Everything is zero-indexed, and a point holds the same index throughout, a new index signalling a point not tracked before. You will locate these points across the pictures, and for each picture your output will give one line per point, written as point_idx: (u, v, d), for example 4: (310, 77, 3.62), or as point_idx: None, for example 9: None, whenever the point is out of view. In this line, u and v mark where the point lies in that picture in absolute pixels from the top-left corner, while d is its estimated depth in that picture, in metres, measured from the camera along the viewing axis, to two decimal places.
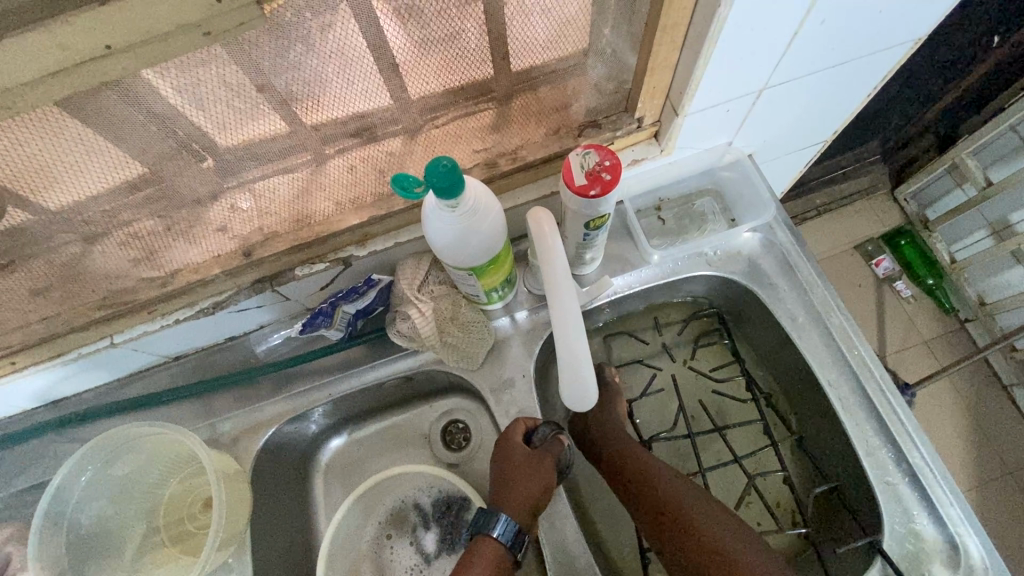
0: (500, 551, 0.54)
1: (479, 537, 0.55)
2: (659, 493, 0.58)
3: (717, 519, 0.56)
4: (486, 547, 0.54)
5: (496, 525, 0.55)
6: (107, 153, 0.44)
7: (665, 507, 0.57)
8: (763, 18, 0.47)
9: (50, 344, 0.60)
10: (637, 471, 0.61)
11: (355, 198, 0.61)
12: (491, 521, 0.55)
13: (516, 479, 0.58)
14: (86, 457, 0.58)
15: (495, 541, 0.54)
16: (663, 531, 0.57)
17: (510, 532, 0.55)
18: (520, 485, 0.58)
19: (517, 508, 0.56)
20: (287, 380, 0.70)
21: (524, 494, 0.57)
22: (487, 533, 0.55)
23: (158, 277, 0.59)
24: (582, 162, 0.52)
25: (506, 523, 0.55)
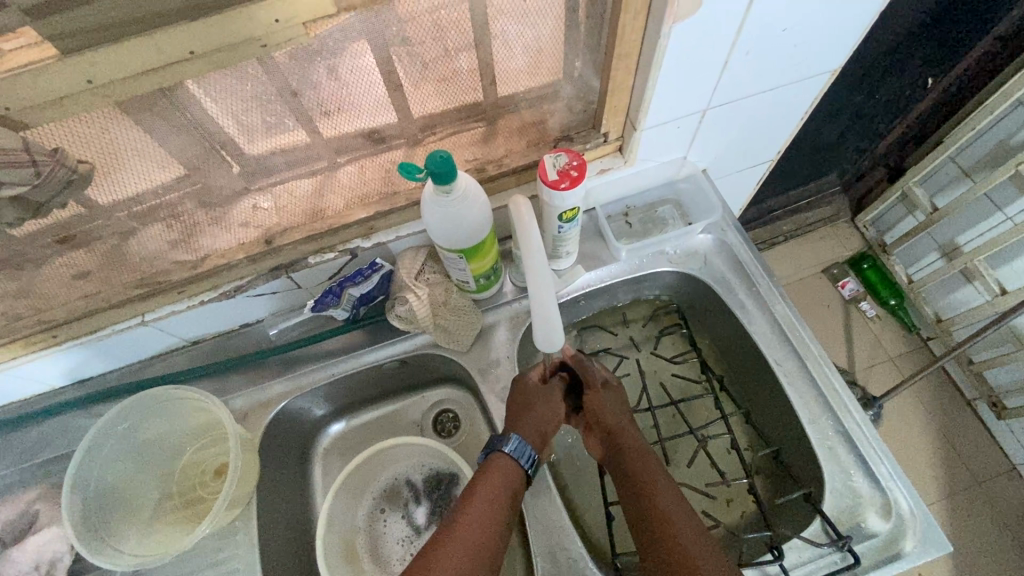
0: (514, 465, 0.63)
1: (494, 453, 0.64)
2: (651, 500, 0.59)
3: (694, 538, 0.55)
4: (501, 461, 0.63)
5: (510, 444, 0.64)
6: (158, 150, 0.53)
7: (653, 514, 0.58)
8: (696, 49, 0.60)
9: (89, 320, 0.68)
10: (638, 471, 0.62)
11: (363, 196, 0.71)
12: (506, 440, 0.64)
13: (528, 408, 0.67)
14: (114, 421, 0.66)
15: (508, 456, 0.63)
16: (642, 534, 0.58)
17: (522, 449, 0.64)
18: (531, 416, 0.66)
19: (529, 432, 0.65)
20: (295, 362, 0.78)
21: (536, 422, 0.66)
22: (502, 449, 0.64)
23: (190, 260, 0.68)
24: (554, 162, 0.63)
25: (519, 442, 0.64)
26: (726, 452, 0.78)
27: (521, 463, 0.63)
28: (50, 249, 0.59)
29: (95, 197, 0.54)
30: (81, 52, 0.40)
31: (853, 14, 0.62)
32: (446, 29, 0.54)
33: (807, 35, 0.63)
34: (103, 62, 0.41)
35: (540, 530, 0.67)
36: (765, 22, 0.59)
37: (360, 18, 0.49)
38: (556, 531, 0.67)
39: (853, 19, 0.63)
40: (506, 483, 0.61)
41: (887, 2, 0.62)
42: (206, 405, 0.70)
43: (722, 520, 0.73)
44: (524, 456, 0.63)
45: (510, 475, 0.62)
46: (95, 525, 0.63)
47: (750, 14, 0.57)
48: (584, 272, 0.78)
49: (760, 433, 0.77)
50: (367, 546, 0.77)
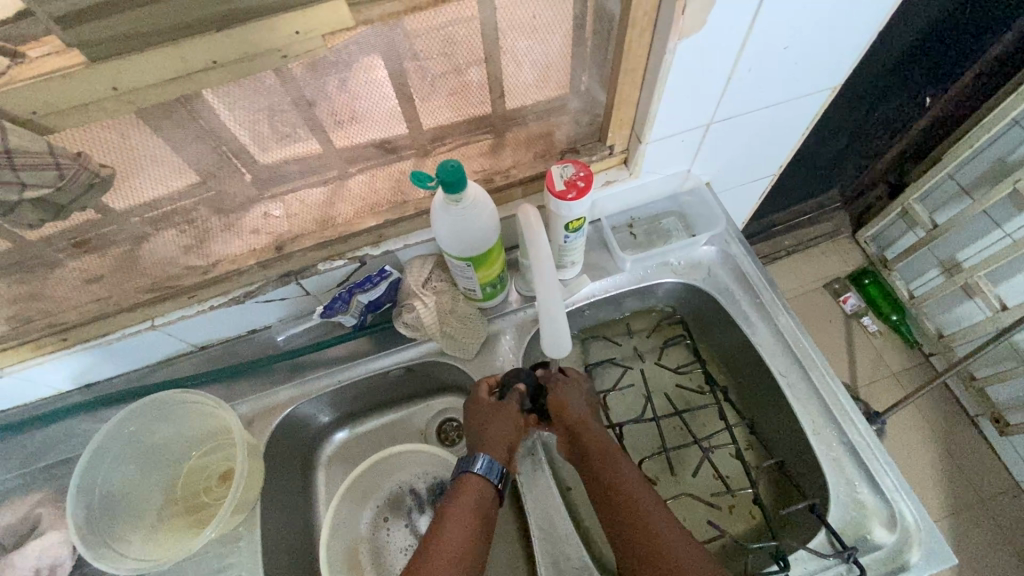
0: (484, 483, 0.63)
1: (464, 475, 0.64)
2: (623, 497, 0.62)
3: (669, 529, 0.59)
4: (470, 482, 0.63)
5: (478, 464, 0.64)
6: (174, 158, 0.54)
7: (626, 511, 0.61)
8: (700, 65, 0.61)
9: (99, 324, 0.69)
10: (604, 469, 0.64)
11: (373, 205, 0.72)
12: (473, 461, 0.64)
13: (490, 425, 0.67)
14: (122, 423, 0.66)
15: (477, 475, 0.64)
16: (617, 531, 0.61)
17: (490, 467, 0.64)
18: (490, 429, 0.67)
19: (494, 449, 0.65)
20: (301, 368, 0.78)
21: (498, 436, 0.66)
22: (471, 471, 0.64)
23: (201, 265, 0.69)
24: (561, 173, 0.64)
25: (487, 461, 0.64)
26: (731, 462, 0.78)
27: (491, 480, 0.64)
28: (66, 252, 0.60)
29: (112, 203, 0.56)
30: (108, 60, 0.41)
31: (851, 33, 0.64)
32: (458, 43, 0.56)
33: (807, 53, 0.65)
34: (130, 70, 0.42)
35: (545, 539, 0.67)
36: (766, 39, 0.61)
37: (375, 32, 0.51)
38: (561, 540, 0.67)
39: (851, 37, 0.65)
40: (478, 504, 0.62)
41: (884, 23, 0.64)
42: (214, 411, 0.70)
43: (727, 529, 0.73)
44: (494, 473, 0.64)
45: (481, 496, 0.62)
46: (100, 528, 0.63)
47: (752, 32, 0.59)
48: (588, 282, 0.79)
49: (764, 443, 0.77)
50: (370, 556, 0.76)
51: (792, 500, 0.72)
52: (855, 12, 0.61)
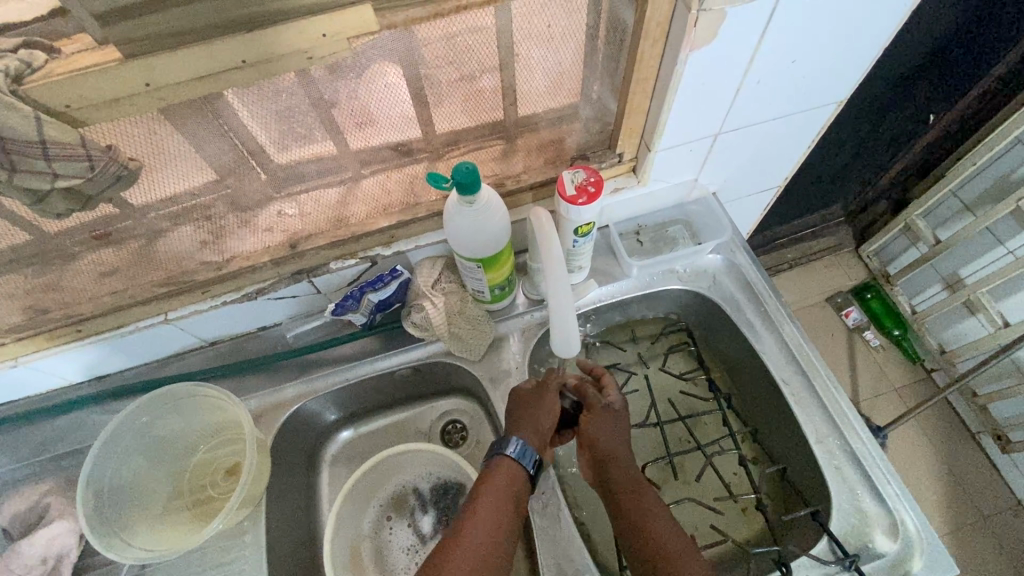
0: (518, 468, 0.64)
1: (497, 458, 0.65)
2: (651, 538, 0.61)
3: (694, 574, 0.58)
4: (505, 465, 0.64)
5: (513, 448, 0.64)
6: (194, 156, 0.56)
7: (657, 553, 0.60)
8: (711, 76, 0.63)
9: (113, 317, 0.70)
10: (634, 507, 0.63)
11: (385, 206, 0.73)
12: (508, 444, 0.65)
13: (528, 414, 0.68)
14: (133, 415, 0.67)
15: (511, 459, 0.64)
16: (642, 571, 0.59)
17: (523, 452, 0.64)
18: (529, 418, 0.67)
19: (530, 435, 0.66)
20: (309, 365, 0.79)
21: (538, 426, 0.67)
22: (504, 454, 0.65)
23: (216, 261, 0.70)
24: (572, 178, 0.65)
25: (521, 446, 0.64)
26: (733, 467, 0.79)
27: (525, 466, 0.64)
28: (86, 244, 0.62)
29: (131, 198, 0.57)
30: (141, 57, 0.43)
31: (859, 49, 0.66)
32: (474, 50, 0.58)
33: (815, 67, 0.67)
34: (162, 67, 0.44)
35: (547, 540, 0.68)
36: (776, 52, 0.62)
37: (395, 38, 0.52)
38: (564, 541, 0.67)
39: (858, 53, 0.67)
40: (509, 486, 0.62)
41: (890, 39, 0.66)
42: (225, 403, 0.71)
43: (729, 533, 0.74)
44: (528, 461, 0.64)
45: (513, 479, 0.63)
46: (108, 517, 0.64)
47: (762, 45, 0.61)
48: (595, 287, 0.80)
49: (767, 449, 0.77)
50: (373, 554, 0.77)
51: (794, 505, 0.73)
52: (863, 28, 0.63)
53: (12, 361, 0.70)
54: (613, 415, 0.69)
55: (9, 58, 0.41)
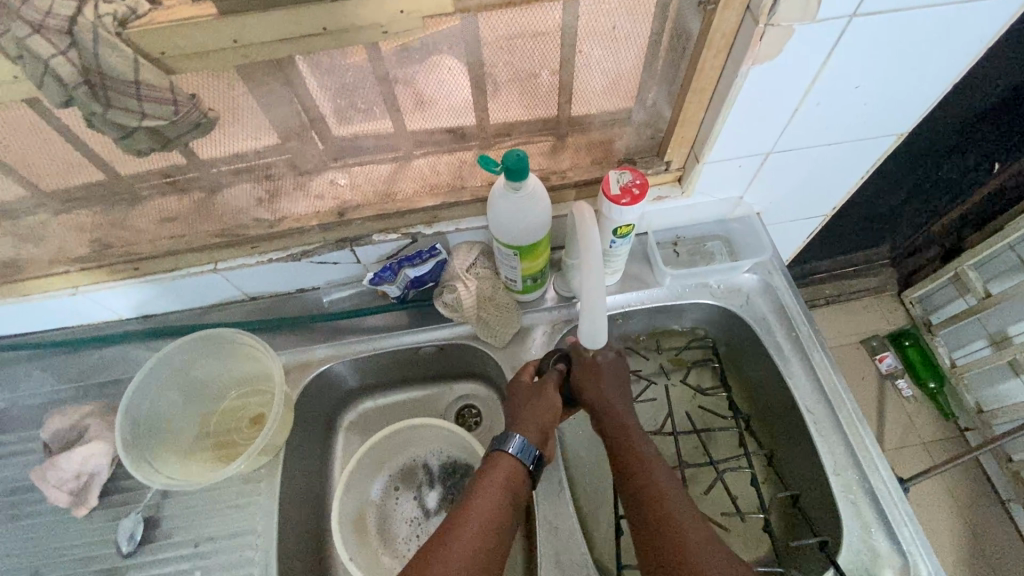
0: (518, 463, 0.64)
1: (496, 452, 0.65)
2: (645, 481, 0.62)
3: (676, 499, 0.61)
4: (505, 459, 0.64)
5: (513, 443, 0.65)
6: (260, 115, 0.59)
7: (647, 493, 0.62)
8: (770, 93, 0.63)
9: (167, 260, 0.74)
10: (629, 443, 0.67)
11: (433, 186, 0.75)
12: (508, 439, 0.65)
13: (527, 408, 0.69)
14: (178, 350, 0.71)
15: (512, 455, 0.64)
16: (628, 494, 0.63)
17: (525, 448, 0.65)
18: (530, 411, 0.68)
19: (531, 429, 0.67)
20: (341, 331, 0.82)
21: (536, 418, 0.68)
22: (505, 449, 0.65)
23: (269, 220, 0.73)
24: (618, 178, 0.66)
25: (523, 441, 0.65)
26: (745, 485, 0.78)
27: (526, 462, 0.64)
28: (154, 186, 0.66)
29: (202, 149, 0.61)
30: (235, 14, 0.46)
31: (929, 80, 0.65)
32: (539, 42, 0.59)
33: (879, 95, 0.66)
34: (251, 26, 0.47)
35: (549, 534, 0.68)
36: (841, 75, 0.62)
37: (465, 21, 0.54)
38: (564, 538, 0.68)
39: (927, 85, 0.66)
40: (507, 482, 0.62)
41: (962, 74, 0.64)
42: (261, 357, 0.74)
43: (733, 546, 0.74)
44: (530, 455, 0.65)
45: (514, 474, 0.63)
46: (142, 443, 0.68)
47: (826, 68, 0.61)
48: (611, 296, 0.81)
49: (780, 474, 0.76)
50: (377, 520, 0.79)
51: (800, 532, 0.72)
52: (933, 60, 0.62)
53: (73, 288, 0.75)
54: (611, 369, 0.73)
55: (120, 3, 0.45)
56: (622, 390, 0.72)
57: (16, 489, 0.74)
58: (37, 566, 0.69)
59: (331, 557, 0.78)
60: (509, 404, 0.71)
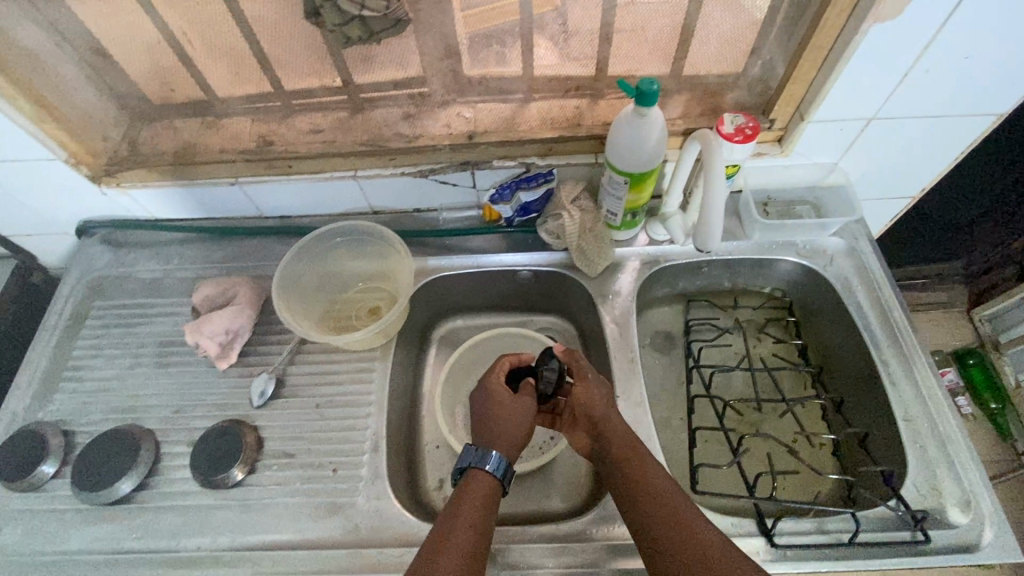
0: (493, 480, 0.65)
1: (472, 470, 0.66)
2: (648, 486, 0.63)
3: (682, 501, 0.62)
4: (481, 476, 0.65)
5: (490, 462, 0.66)
6: (429, 24, 0.73)
7: (658, 504, 0.62)
8: (884, 53, 0.69)
9: (316, 162, 0.85)
10: (629, 453, 0.67)
11: (554, 122, 0.84)
12: (486, 459, 0.66)
13: (502, 420, 0.70)
14: (324, 236, 0.84)
15: (489, 474, 0.65)
16: (636, 501, 0.63)
17: (501, 466, 0.66)
18: (506, 423, 0.69)
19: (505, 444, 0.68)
20: (450, 247, 0.92)
21: (505, 428, 0.69)
22: (481, 467, 0.66)
23: (409, 134, 0.84)
24: (733, 119, 0.72)
25: (499, 459, 0.66)
26: (813, 421, 0.82)
27: (499, 479, 0.66)
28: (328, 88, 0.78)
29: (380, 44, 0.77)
30: None
31: None
32: None
33: (987, 69, 0.70)
34: None
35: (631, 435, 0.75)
36: (954, 43, 0.67)
37: None
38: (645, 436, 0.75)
39: None
40: (485, 499, 0.64)
41: None
42: (387, 254, 0.86)
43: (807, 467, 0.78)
44: (504, 471, 0.66)
45: (491, 490, 0.65)
46: (288, 304, 0.80)
47: (941, 33, 0.66)
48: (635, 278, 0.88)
49: (847, 416, 0.80)
50: (465, 416, 0.88)
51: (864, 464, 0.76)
52: None
53: (233, 179, 0.87)
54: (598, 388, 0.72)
55: None
56: (612, 404, 0.71)
57: (165, 343, 0.85)
58: (179, 407, 0.80)
59: (417, 446, 0.86)
60: (484, 415, 0.71)
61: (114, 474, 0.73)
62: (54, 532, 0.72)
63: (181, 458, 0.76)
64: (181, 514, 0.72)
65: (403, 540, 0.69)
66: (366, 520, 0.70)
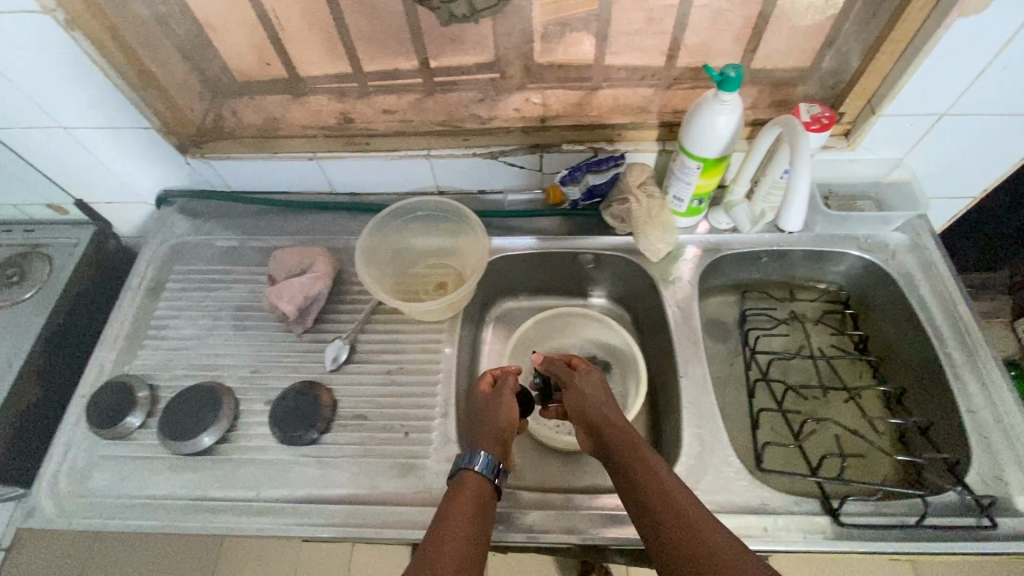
0: (483, 478, 0.63)
1: (462, 471, 0.64)
2: (644, 473, 0.58)
3: (682, 488, 0.56)
4: (469, 476, 0.63)
5: (476, 460, 0.64)
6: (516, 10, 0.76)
7: (655, 492, 0.56)
8: (963, 49, 0.70)
9: (393, 140, 0.89)
10: (625, 441, 0.63)
11: (625, 109, 0.87)
12: (472, 457, 0.65)
13: (489, 419, 0.71)
14: (399, 209, 0.87)
15: (477, 473, 0.63)
16: (632, 490, 0.58)
17: (490, 464, 0.64)
18: (491, 423, 0.71)
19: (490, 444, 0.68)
20: (513, 228, 0.95)
21: (492, 430, 0.69)
22: (470, 467, 0.64)
23: (484, 116, 0.87)
24: (808, 109, 0.74)
25: (486, 457, 0.64)
26: (870, 411, 0.83)
27: (488, 477, 0.63)
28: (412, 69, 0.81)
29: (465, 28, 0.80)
30: None
31: None
32: None
33: None
34: None
35: (693, 414, 0.77)
36: None
37: None
38: (707, 415, 0.77)
39: None
40: (475, 497, 0.61)
41: None
42: (455, 231, 0.90)
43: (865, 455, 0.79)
44: (493, 469, 0.64)
45: (481, 488, 0.62)
46: (367, 272, 0.83)
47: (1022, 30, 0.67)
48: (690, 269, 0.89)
49: (905, 407, 0.81)
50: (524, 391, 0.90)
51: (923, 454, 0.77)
52: None
53: (311, 153, 0.90)
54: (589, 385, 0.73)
55: None
56: (607, 399, 0.70)
57: (242, 307, 0.89)
58: (256, 367, 0.83)
59: None
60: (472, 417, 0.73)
61: (199, 426, 0.77)
62: (141, 477, 0.76)
63: (258, 415, 0.80)
64: (261, 467, 0.76)
65: None
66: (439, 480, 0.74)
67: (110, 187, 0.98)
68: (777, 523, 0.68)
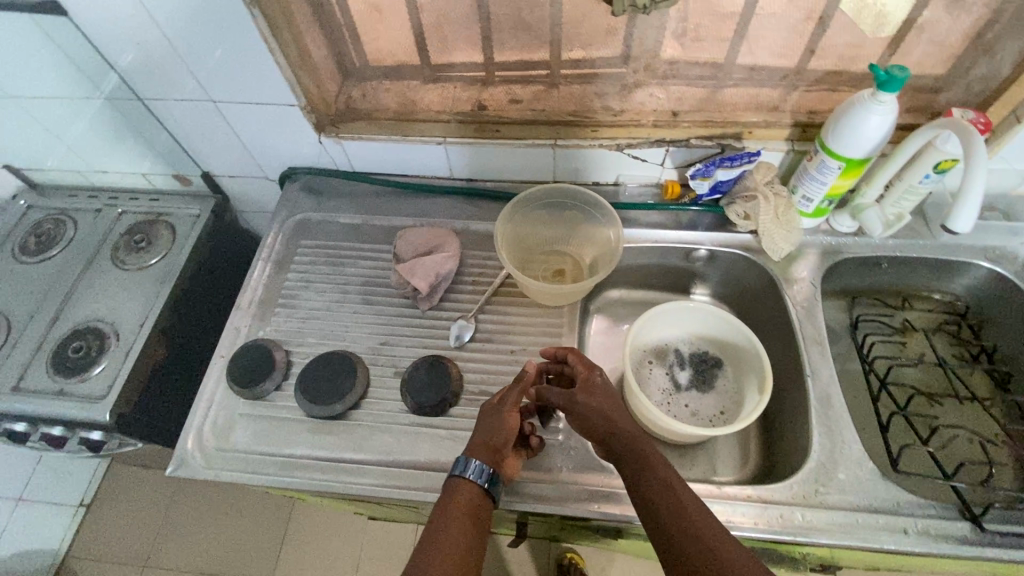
0: (473, 485, 0.64)
1: (452, 479, 0.65)
2: (666, 493, 0.59)
3: (703, 513, 0.57)
4: (463, 486, 0.64)
5: (466, 470, 0.65)
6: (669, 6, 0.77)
7: (676, 513, 0.58)
8: None
9: (520, 128, 0.90)
10: (641, 455, 0.63)
11: (757, 107, 0.87)
12: (462, 466, 0.65)
13: (487, 425, 0.70)
14: (532, 195, 0.89)
15: (470, 481, 0.64)
16: (655, 509, 0.59)
17: (481, 473, 0.65)
18: (487, 429, 0.69)
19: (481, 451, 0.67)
20: (629, 220, 0.96)
21: (486, 436, 0.68)
22: (462, 476, 0.65)
23: (614, 108, 0.89)
24: (962, 114, 0.73)
25: (478, 466, 0.65)
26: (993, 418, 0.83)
27: (479, 483, 0.64)
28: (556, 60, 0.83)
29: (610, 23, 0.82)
30: None
31: None
32: None
33: None
34: None
35: (822, 413, 0.78)
36: None
37: None
38: (837, 414, 0.77)
39: None
40: (468, 508, 0.63)
41: None
42: (577, 221, 0.92)
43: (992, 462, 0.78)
44: (483, 476, 0.65)
45: (474, 496, 0.64)
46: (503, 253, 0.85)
47: None
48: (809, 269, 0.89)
49: None
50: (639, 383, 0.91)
51: None
52: None
53: (440, 138, 0.92)
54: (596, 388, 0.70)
55: None
56: (620, 407, 0.68)
57: (368, 281, 0.93)
58: (385, 339, 0.86)
59: None
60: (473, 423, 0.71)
61: (335, 392, 0.80)
62: (277, 436, 0.79)
63: (388, 385, 0.83)
64: (394, 435, 0.78)
65: (607, 482, 0.74)
66: (569, 460, 0.76)
67: (239, 161, 1.03)
68: (917, 525, 0.68)
